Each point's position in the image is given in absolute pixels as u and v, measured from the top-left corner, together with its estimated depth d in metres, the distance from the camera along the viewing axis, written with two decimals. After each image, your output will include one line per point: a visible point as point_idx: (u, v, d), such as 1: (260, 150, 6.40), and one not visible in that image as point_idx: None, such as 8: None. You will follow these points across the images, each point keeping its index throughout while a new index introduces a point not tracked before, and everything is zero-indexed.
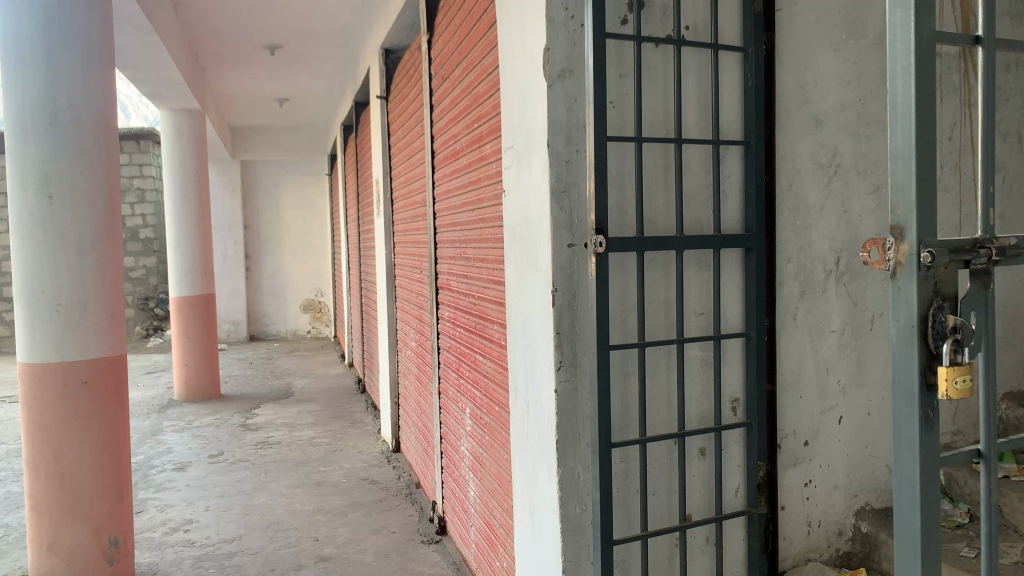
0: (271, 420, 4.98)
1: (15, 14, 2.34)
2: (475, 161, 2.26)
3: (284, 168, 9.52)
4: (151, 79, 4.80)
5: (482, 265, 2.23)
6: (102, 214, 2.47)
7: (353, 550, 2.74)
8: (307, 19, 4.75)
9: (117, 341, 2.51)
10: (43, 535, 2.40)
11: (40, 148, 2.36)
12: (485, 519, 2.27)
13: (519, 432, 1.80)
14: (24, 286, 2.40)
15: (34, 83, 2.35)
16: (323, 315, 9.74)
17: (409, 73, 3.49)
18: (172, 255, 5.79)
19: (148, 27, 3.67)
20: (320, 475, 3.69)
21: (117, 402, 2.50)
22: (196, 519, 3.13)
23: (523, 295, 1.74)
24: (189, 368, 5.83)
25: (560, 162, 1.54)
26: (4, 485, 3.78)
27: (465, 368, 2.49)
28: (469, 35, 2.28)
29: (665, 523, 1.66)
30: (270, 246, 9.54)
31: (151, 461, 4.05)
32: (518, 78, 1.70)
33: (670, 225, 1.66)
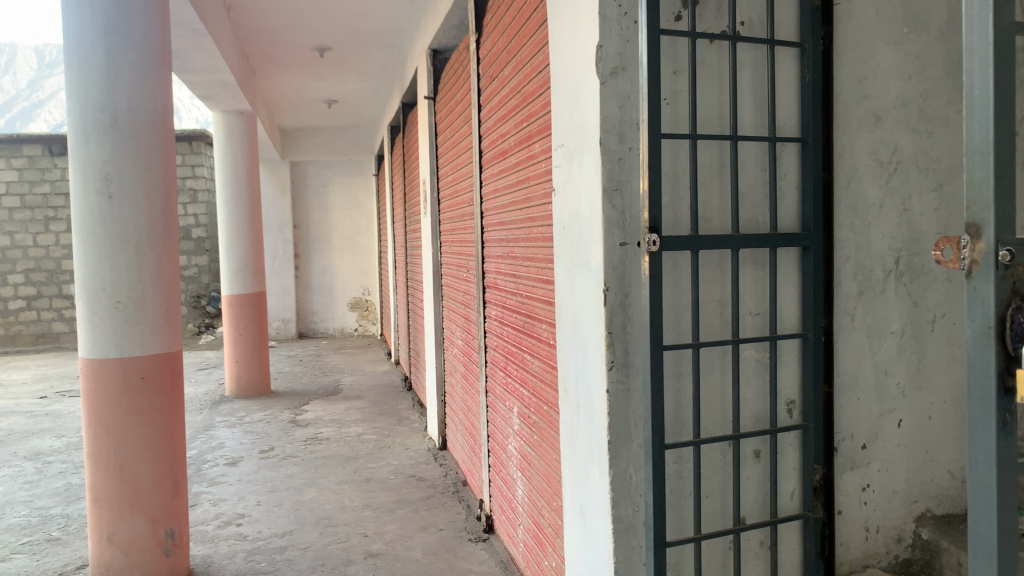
0: (320, 416, 5.06)
1: (76, 18, 2.40)
2: (524, 160, 2.25)
3: (333, 168, 9.64)
4: (204, 81, 4.89)
5: (530, 264, 2.23)
6: (159, 213, 2.53)
7: (401, 547, 2.76)
8: (356, 21, 4.80)
9: (172, 338, 2.57)
10: (103, 526, 2.45)
11: (101, 148, 2.42)
12: (534, 518, 2.27)
13: (569, 431, 1.79)
14: (85, 284, 2.45)
15: (95, 86, 2.41)
16: (370, 314, 9.87)
17: (456, 74, 3.51)
18: (224, 254, 5.91)
19: (202, 30, 3.73)
20: (367, 472, 3.73)
21: (172, 397, 2.56)
22: (248, 513, 3.19)
23: (573, 294, 1.74)
24: (240, 365, 5.94)
25: (612, 159, 1.53)
26: (64, 478, 3.90)
27: (513, 368, 2.49)
28: (518, 34, 2.27)
29: (718, 525, 1.64)
30: (318, 245, 9.68)
31: (203, 455, 4.14)
32: (570, 76, 1.69)
33: (725, 224, 1.64)
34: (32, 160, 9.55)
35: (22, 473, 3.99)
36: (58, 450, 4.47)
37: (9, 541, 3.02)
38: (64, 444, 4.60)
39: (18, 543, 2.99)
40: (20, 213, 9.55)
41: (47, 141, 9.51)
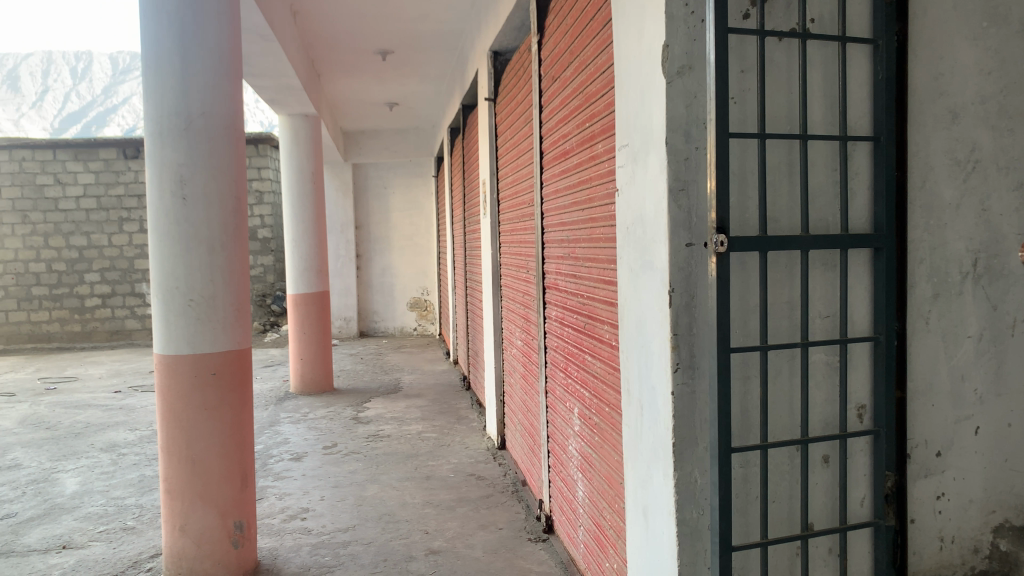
0: (381, 414, 5.14)
1: (153, 27, 2.48)
2: (586, 160, 2.25)
3: (393, 170, 9.77)
4: (271, 85, 5.01)
5: (592, 265, 2.22)
6: (230, 215, 2.61)
7: (462, 545, 2.78)
8: (417, 24, 4.85)
9: (242, 335, 2.65)
10: (176, 517, 2.54)
11: (176, 152, 2.50)
12: (595, 521, 2.26)
13: (633, 434, 1.78)
14: (161, 282, 2.54)
15: (171, 91, 2.49)
16: (429, 313, 9.97)
17: (517, 76, 3.51)
18: (290, 254, 6.05)
19: (271, 35, 3.83)
20: (427, 469, 3.77)
21: (242, 393, 2.64)
22: (312, 508, 3.25)
23: (637, 295, 1.73)
24: (304, 362, 6.06)
25: (678, 160, 1.52)
26: (138, 469, 4.04)
27: (573, 369, 2.49)
28: (582, 34, 2.27)
29: (785, 531, 1.62)
30: (379, 246, 9.83)
31: (269, 450, 4.24)
32: (636, 76, 1.68)
33: (794, 224, 1.61)
34: (108, 164, 9.93)
35: (99, 464, 4.16)
36: (133, 442, 4.64)
37: (88, 529, 3.15)
38: (137, 437, 4.77)
39: (96, 531, 3.11)
40: (96, 214, 9.94)
41: (122, 145, 9.88)
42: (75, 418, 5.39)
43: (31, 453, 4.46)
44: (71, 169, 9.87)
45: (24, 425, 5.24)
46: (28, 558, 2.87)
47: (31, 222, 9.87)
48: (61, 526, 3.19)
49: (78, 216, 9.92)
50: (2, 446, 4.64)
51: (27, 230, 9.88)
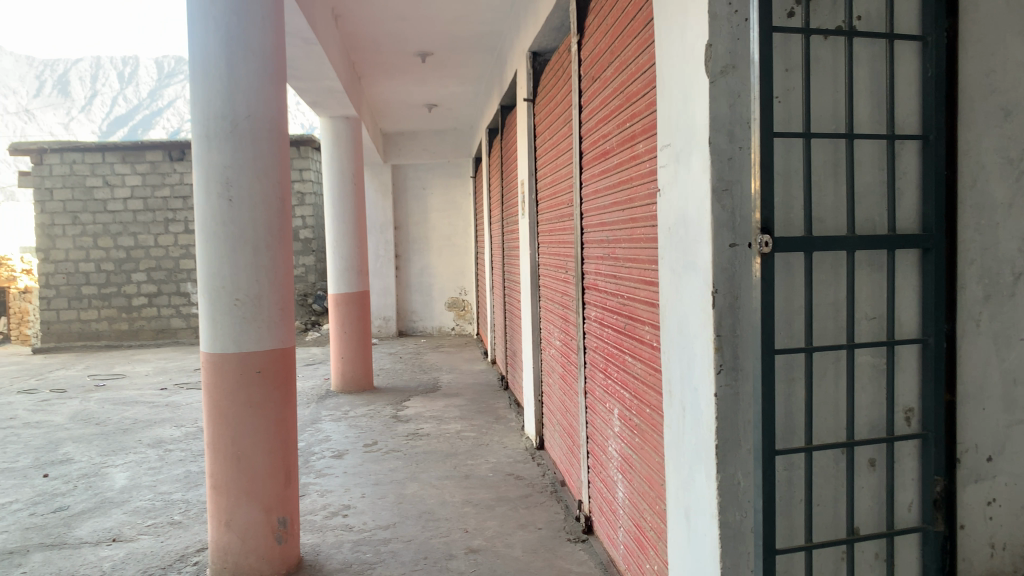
0: (420, 413, 5.17)
1: (201, 32, 2.54)
2: (627, 160, 2.25)
3: (432, 171, 9.84)
4: (314, 88, 5.08)
5: (633, 266, 2.21)
6: (275, 216, 2.65)
7: (502, 544, 2.80)
8: (456, 26, 4.88)
9: (287, 334, 2.70)
10: (221, 512, 2.59)
11: (223, 154, 2.55)
12: (635, 521, 2.25)
13: (674, 435, 1.77)
14: (208, 282, 2.59)
15: (217, 94, 2.54)
16: (466, 313, 10.01)
17: (556, 76, 3.51)
18: (331, 254, 6.14)
19: (313, 39, 3.89)
20: (467, 468, 3.79)
21: (286, 391, 2.69)
22: (353, 505, 3.30)
23: (679, 296, 1.72)
24: (345, 361, 6.13)
25: (722, 159, 1.51)
26: (185, 465, 4.13)
27: (613, 370, 2.48)
28: (622, 34, 2.27)
29: (829, 534, 1.60)
30: (417, 246, 9.90)
31: (311, 447, 4.30)
32: (678, 76, 1.68)
33: (840, 225, 1.59)
34: (154, 166, 10.15)
35: (147, 459, 4.26)
36: (178, 438, 4.74)
37: (137, 522, 3.23)
38: (183, 434, 4.87)
39: (145, 525, 3.19)
40: (143, 215, 10.17)
41: (168, 148, 10.09)
42: (123, 414, 5.52)
43: (82, 448, 4.58)
44: (119, 171, 10.12)
45: (75, 421, 5.39)
46: (80, 549, 2.95)
47: (81, 223, 10.14)
48: (111, 520, 3.28)
49: (126, 217, 10.16)
50: (54, 441, 4.78)
51: (78, 231, 10.15)
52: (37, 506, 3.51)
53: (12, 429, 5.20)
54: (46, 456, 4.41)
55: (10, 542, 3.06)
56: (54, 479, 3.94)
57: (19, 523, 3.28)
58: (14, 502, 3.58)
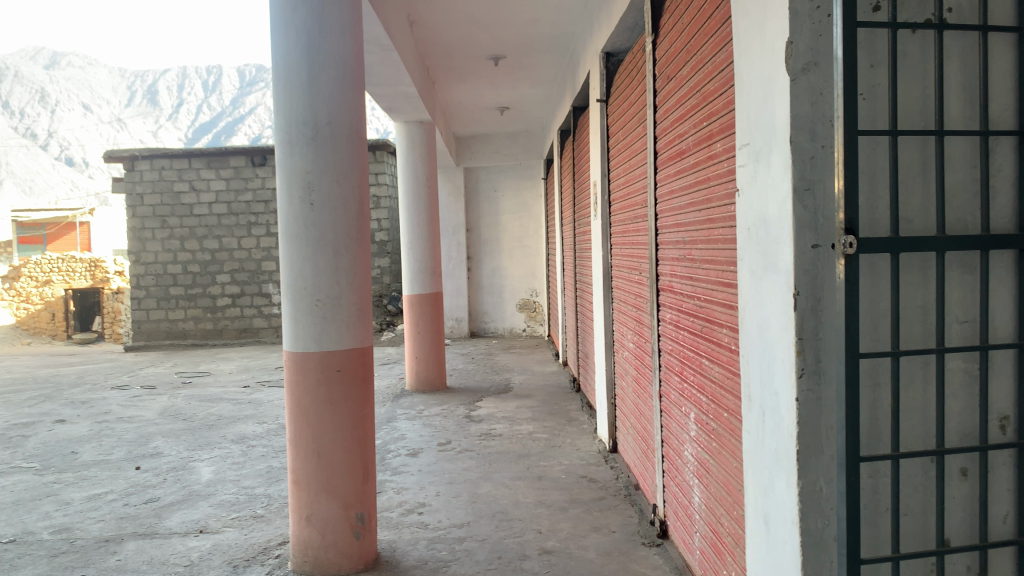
0: (493, 413, 5.21)
1: (284, 42, 2.62)
2: (703, 159, 2.22)
3: (503, 173, 9.89)
4: (390, 93, 5.18)
5: (710, 267, 2.18)
6: (354, 219, 2.72)
7: (576, 546, 2.79)
8: (528, 28, 4.90)
9: (365, 334, 2.76)
10: (303, 507, 2.66)
11: (304, 159, 2.63)
12: (712, 527, 2.22)
13: (754, 440, 1.74)
14: (290, 283, 2.67)
15: (299, 101, 2.62)
16: (538, 314, 10.02)
17: (630, 76, 3.49)
18: (406, 256, 6.26)
19: (390, 45, 3.97)
20: (539, 470, 3.80)
21: (364, 389, 2.75)
22: (428, 503, 3.34)
23: (759, 297, 1.69)
24: (419, 361, 6.20)
25: (803, 158, 1.48)
26: (267, 460, 4.26)
27: (689, 373, 2.46)
28: (698, 33, 2.25)
29: (916, 545, 1.55)
30: (489, 248, 9.97)
31: (387, 445, 4.38)
32: (758, 73, 1.65)
33: (928, 225, 1.54)
34: (238, 171, 10.54)
35: (231, 454, 4.41)
36: (261, 435, 4.89)
37: (223, 515, 3.35)
38: (265, 430, 5.03)
39: (230, 518, 3.31)
40: (227, 219, 10.55)
41: (251, 153, 10.44)
42: (209, 411, 5.74)
43: (171, 442, 4.78)
44: (204, 176, 10.54)
45: (164, 416, 5.63)
46: (170, 539, 3.08)
47: (169, 227, 10.58)
48: (198, 512, 3.41)
49: (211, 220, 10.56)
50: (145, 435, 5.00)
51: (166, 234, 10.59)
52: (130, 496, 3.68)
53: (108, 423, 5.47)
54: (137, 450, 4.62)
55: (106, 530, 3.22)
56: (145, 471, 4.12)
57: (114, 513, 3.45)
58: (109, 492, 3.76)
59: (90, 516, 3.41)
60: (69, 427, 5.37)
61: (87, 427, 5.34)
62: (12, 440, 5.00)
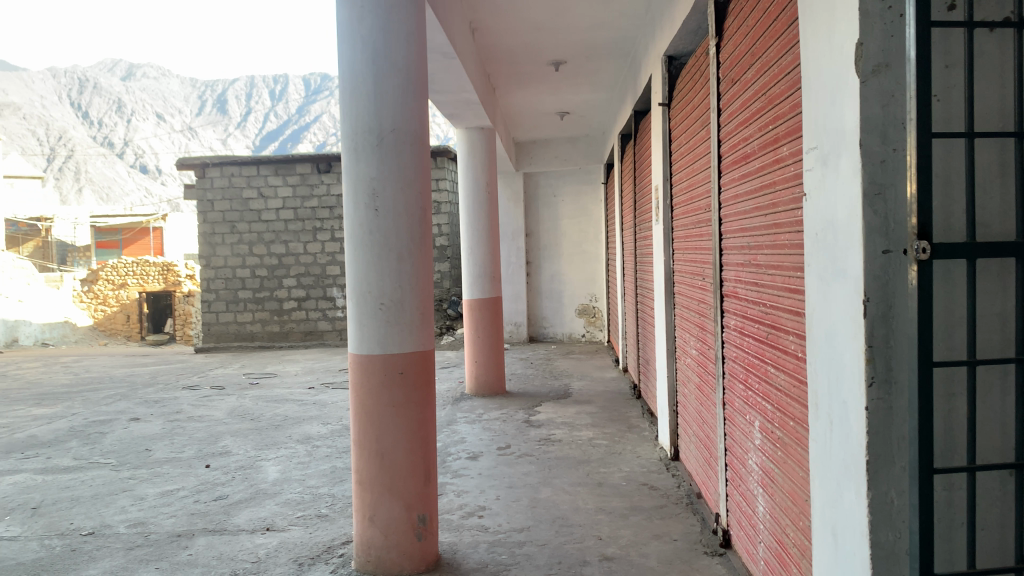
0: (552, 419, 5.21)
1: (350, 51, 2.68)
2: (770, 163, 2.19)
3: (563, 178, 9.89)
4: (451, 100, 5.25)
5: (776, 273, 2.15)
6: (416, 224, 2.76)
7: (636, 554, 2.78)
8: (589, 33, 4.90)
9: (427, 337, 2.80)
10: (366, 507, 2.71)
11: (369, 166, 2.68)
12: (777, 537, 2.18)
13: (821, 450, 1.71)
14: (355, 287, 2.73)
15: (364, 108, 2.67)
16: (597, 320, 9.95)
17: (693, 79, 3.46)
18: (466, 261, 6.32)
19: (452, 53, 4.02)
20: (599, 476, 3.78)
21: (425, 392, 2.78)
22: (488, 507, 3.36)
23: (826, 305, 1.66)
24: (479, 365, 6.23)
25: (873, 162, 1.45)
26: (331, 461, 4.35)
27: (754, 381, 2.42)
28: (764, 35, 2.22)
29: (994, 562, 1.49)
30: (549, 253, 9.98)
31: (447, 449, 4.42)
32: (827, 76, 1.62)
33: (1007, 230, 1.49)
34: (304, 178, 10.80)
35: (296, 454, 4.52)
36: (325, 435, 4.99)
37: (288, 514, 3.43)
38: (329, 431, 5.13)
39: (295, 516, 3.39)
40: (294, 225, 10.81)
41: (316, 160, 10.69)
42: (275, 411, 5.89)
43: (239, 442, 4.92)
44: (272, 183, 10.83)
45: (233, 416, 5.79)
46: (238, 536, 3.17)
47: (238, 232, 10.89)
48: (265, 510, 3.50)
49: (278, 226, 10.84)
50: (214, 434, 5.15)
51: (235, 239, 10.91)
52: (201, 493, 3.81)
53: (180, 421, 5.66)
54: (207, 448, 4.77)
55: (178, 526, 3.33)
56: (214, 469, 4.25)
57: (185, 509, 3.57)
58: (180, 489, 3.89)
59: (163, 512, 3.53)
60: (143, 425, 5.58)
61: (160, 425, 5.53)
62: (90, 437, 5.22)
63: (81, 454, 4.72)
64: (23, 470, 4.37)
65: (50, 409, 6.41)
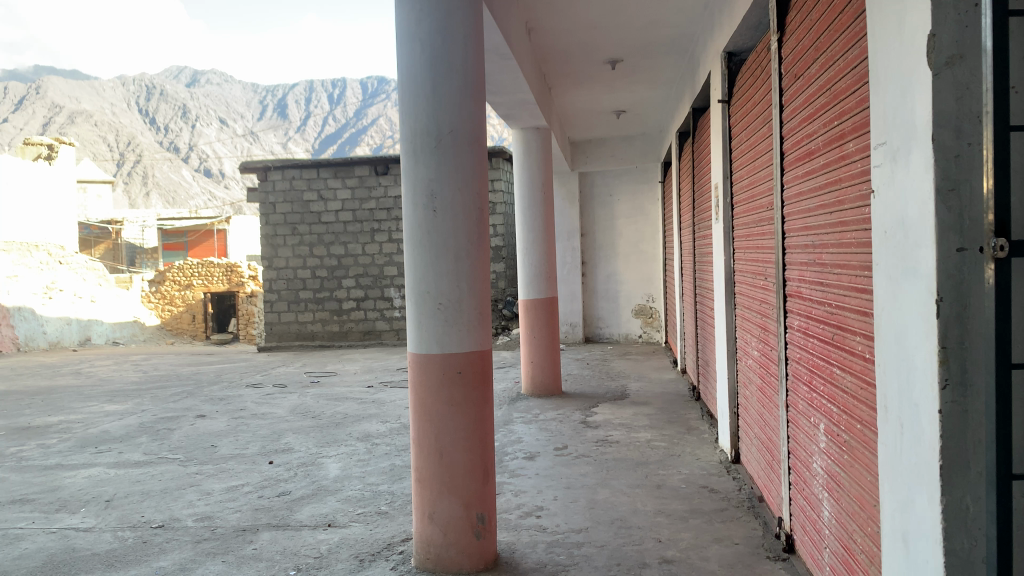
0: (610, 420, 5.18)
1: (409, 54, 2.71)
2: (835, 160, 2.14)
3: (618, 178, 9.83)
4: (508, 101, 5.26)
5: (842, 272, 2.10)
6: (474, 224, 2.77)
7: (697, 557, 2.74)
8: (646, 30, 4.86)
9: (485, 337, 2.81)
10: (426, 505, 2.74)
11: (428, 167, 2.71)
12: (844, 543, 2.12)
13: (891, 453, 1.66)
14: (415, 287, 2.76)
15: (423, 109, 2.70)
16: (654, 321, 9.86)
17: (754, 75, 3.40)
18: (522, 261, 6.33)
19: (508, 53, 4.04)
20: (658, 478, 3.75)
21: (483, 391, 2.79)
22: (546, 507, 3.36)
23: (896, 304, 1.62)
24: (535, 365, 6.22)
25: (946, 158, 1.39)
26: (390, 458, 4.40)
27: (819, 382, 2.37)
28: (829, 29, 2.16)
29: None
30: (604, 253, 9.93)
31: (504, 448, 4.44)
32: (897, 68, 1.57)
33: None
34: (362, 180, 10.97)
35: (356, 452, 4.59)
36: (384, 433, 5.06)
37: (349, 510, 3.49)
38: (388, 429, 5.19)
39: (356, 513, 3.44)
40: (352, 226, 10.99)
41: (373, 163, 10.84)
42: (336, 409, 5.99)
43: (300, 439, 5.02)
44: (331, 185, 11.02)
45: (295, 413, 5.91)
46: (301, 531, 3.23)
47: (299, 233, 11.11)
48: (327, 506, 3.57)
49: (337, 227, 11.03)
50: (277, 431, 5.27)
51: (296, 241, 11.13)
52: (265, 489, 3.90)
53: (244, 419, 5.80)
54: (270, 445, 4.88)
55: (243, 520, 3.41)
56: (278, 466, 4.34)
57: (250, 504, 3.65)
58: (245, 484, 3.99)
59: (229, 506, 3.62)
60: (209, 422, 5.74)
61: (226, 422, 5.68)
62: (159, 432, 5.40)
63: (151, 449, 4.88)
64: (97, 464, 4.54)
65: (121, 405, 6.65)
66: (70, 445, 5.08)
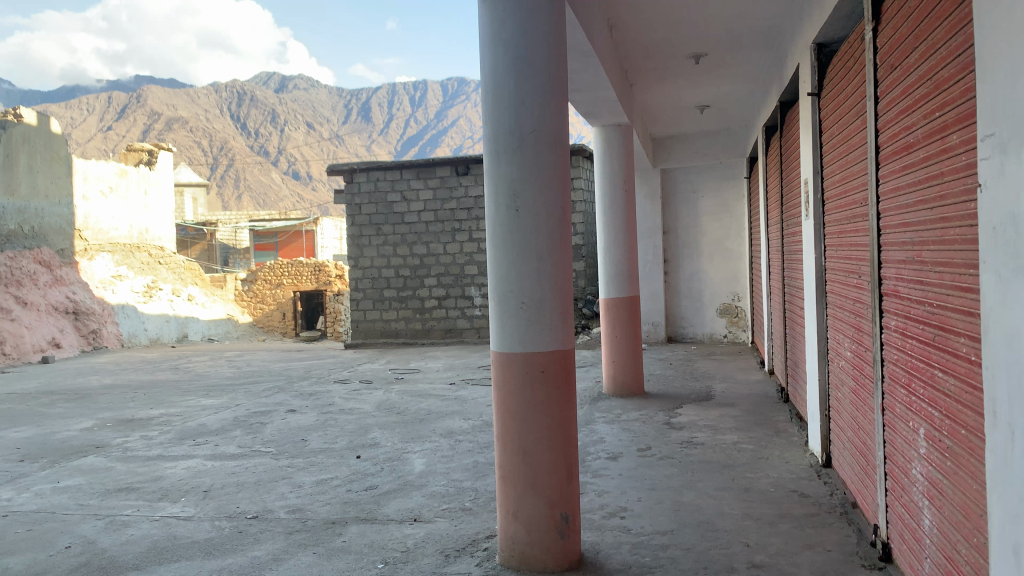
0: (695, 421, 5.09)
1: (492, 55, 2.73)
2: (936, 153, 2.04)
3: (702, 174, 9.64)
4: (589, 99, 5.24)
5: (945, 270, 2.00)
6: (556, 224, 2.76)
7: (787, 563, 2.67)
8: (731, 23, 4.76)
9: (567, 336, 2.80)
10: (510, 503, 2.75)
11: (510, 166, 2.72)
12: (946, 554, 2.03)
13: (1001, 462, 1.57)
14: (499, 285, 2.78)
15: (505, 109, 2.72)
16: (740, 320, 9.64)
17: (847, 66, 3.28)
18: (603, 259, 6.28)
19: (590, 51, 4.02)
20: (745, 482, 3.66)
21: (566, 391, 2.78)
22: (630, 508, 3.33)
23: (1007, 305, 1.53)
24: (617, 365, 6.17)
25: None
26: (473, 455, 4.44)
27: (919, 386, 2.27)
28: (929, 16, 2.07)
29: None
30: (688, 251, 9.78)
31: (587, 448, 4.42)
32: (1008, 58, 1.48)
33: None
34: (443, 180, 11.11)
35: (439, 448, 4.65)
36: (467, 431, 5.11)
37: (434, 506, 3.54)
38: (471, 426, 5.25)
39: (441, 509, 3.48)
40: (434, 226, 11.15)
41: (454, 163, 10.97)
42: (419, 406, 6.09)
43: (386, 434, 5.12)
44: (414, 186, 11.20)
45: (380, 409, 6.04)
46: (388, 526, 3.30)
47: (383, 233, 11.34)
48: (413, 501, 3.63)
49: (419, 227, 11.20)
50: (364, 427, 5.39)
51: (380, 241, 11.35)
52: (354, 483, 4.00)
53: (332, 414, 5.96)
54: (358, 440, 4.99)
55: (332, 513, 3.51)
56: (365, 461, 4.44)
57: (339, 497, 3.75)
58: (334, 478, 4.10)
59: (318, 500, 3.73)
60: (299, 416, 5.92)
61: (315, 417, 5.85)
62: (252, 426, 5.60)
63: (244, 442, 5.07)
64: (195, 456, 4.75)
65: (216, 399, 6.93)
66: (170, 437, 5.32)
